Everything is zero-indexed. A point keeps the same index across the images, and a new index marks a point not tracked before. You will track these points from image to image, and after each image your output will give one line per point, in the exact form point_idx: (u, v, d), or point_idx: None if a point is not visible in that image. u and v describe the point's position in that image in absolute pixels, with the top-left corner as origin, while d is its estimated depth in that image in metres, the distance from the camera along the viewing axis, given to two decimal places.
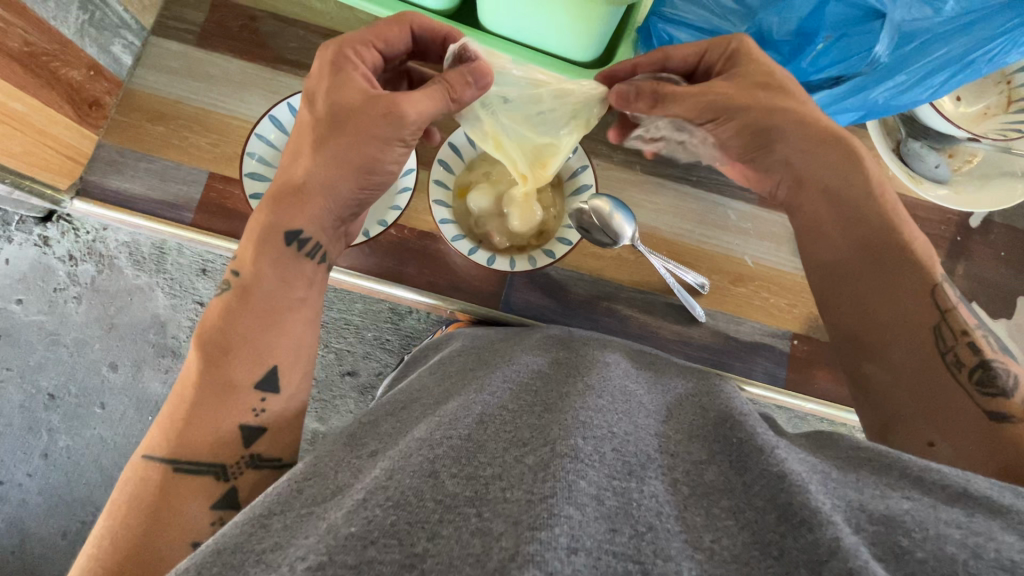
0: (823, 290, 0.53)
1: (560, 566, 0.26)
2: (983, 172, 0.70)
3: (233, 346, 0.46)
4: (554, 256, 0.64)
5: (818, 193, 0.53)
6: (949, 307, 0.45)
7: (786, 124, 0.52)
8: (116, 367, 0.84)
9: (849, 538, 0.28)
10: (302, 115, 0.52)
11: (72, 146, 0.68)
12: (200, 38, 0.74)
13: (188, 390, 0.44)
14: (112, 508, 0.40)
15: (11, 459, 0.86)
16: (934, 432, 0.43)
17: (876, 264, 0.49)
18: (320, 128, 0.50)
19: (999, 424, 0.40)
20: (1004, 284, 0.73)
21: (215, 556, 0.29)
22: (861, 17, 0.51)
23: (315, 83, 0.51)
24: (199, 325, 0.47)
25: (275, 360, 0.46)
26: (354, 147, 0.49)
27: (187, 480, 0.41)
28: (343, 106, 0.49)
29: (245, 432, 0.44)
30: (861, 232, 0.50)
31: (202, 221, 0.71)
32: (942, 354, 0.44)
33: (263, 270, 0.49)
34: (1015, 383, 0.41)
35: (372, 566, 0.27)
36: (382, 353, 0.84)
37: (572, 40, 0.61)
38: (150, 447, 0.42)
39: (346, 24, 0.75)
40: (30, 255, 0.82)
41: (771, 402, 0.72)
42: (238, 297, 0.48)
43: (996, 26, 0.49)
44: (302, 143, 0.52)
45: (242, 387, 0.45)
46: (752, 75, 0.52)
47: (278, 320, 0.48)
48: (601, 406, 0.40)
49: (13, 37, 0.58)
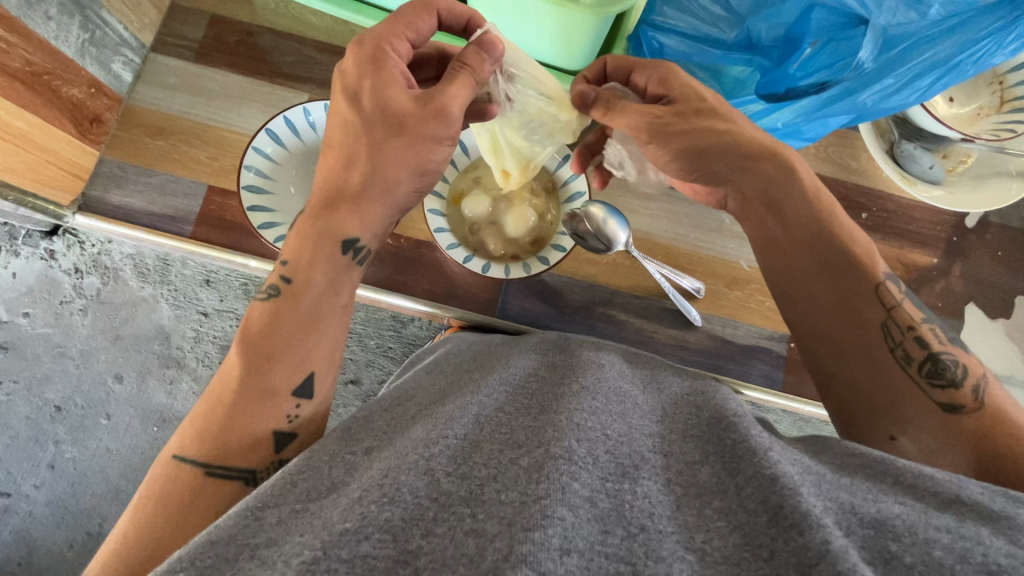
0: (785, 295, 0.52)
1: (552, 566, 0.26)
2: (977, 172, 0.70)
3: (277, 353, 0.45)
4: (548, 263, 0.65)
5: (760, 203, 0.52)
6: (894, 304, 0.47)
7: (723, 150, 0.51)
8: (121, 378, 0.85)
9: (838, 540, 0.28)
10: (338, 110, 0.49)
11: (75, 161, 0.70)
12: (199, 53, 0.75)
13: (228, 393, 0.44)
14: (140, 501, 0.41)
15: (18, 470, 0.86)
16: (893, 425, 0.44)
17: (824, 271, 0.49)
18: (375, 132, 0.48)
19: (956, 416, 0.42)
20: (1002, 283, 0.73)
21: (206, 547, 0.29)
22: (844, 24, 0.52)
23: (354, 81, 0.48)
24: (241, 325, 0.46)
25: (312, 365, 0.46)
26: (405, 151, 0.48)
27: (217, 484, 0.41)
28: (383, 108, 0.47)
29: (278, 437, 0.44)
30: (804, 235, 0.50)
31: (202, 233, 0.72)
32: (892, 350, 0.46)
33: (312, 277, 0.47)
34: (963, 373, 0.44)
35: (365, 562, 0.27)
36: (383, 361, 0.84)
37: (562, 49, 0.63)
38: (183, 448, 0.43)
39: (342, 37, 0.76)
40: (36, 269, 0.83)
41: (769, 405, 0.72)
42: (285, 302, 0.46)
43: (981, 29, 0.49)
44: (333, 138, 0.50)
45: (279, 394, 0.44)
46: (683, 100, 0.52)
47: (319, 327, 0.47)
48: (595, 408, 0.40)
49: (15, 57, 0.59)
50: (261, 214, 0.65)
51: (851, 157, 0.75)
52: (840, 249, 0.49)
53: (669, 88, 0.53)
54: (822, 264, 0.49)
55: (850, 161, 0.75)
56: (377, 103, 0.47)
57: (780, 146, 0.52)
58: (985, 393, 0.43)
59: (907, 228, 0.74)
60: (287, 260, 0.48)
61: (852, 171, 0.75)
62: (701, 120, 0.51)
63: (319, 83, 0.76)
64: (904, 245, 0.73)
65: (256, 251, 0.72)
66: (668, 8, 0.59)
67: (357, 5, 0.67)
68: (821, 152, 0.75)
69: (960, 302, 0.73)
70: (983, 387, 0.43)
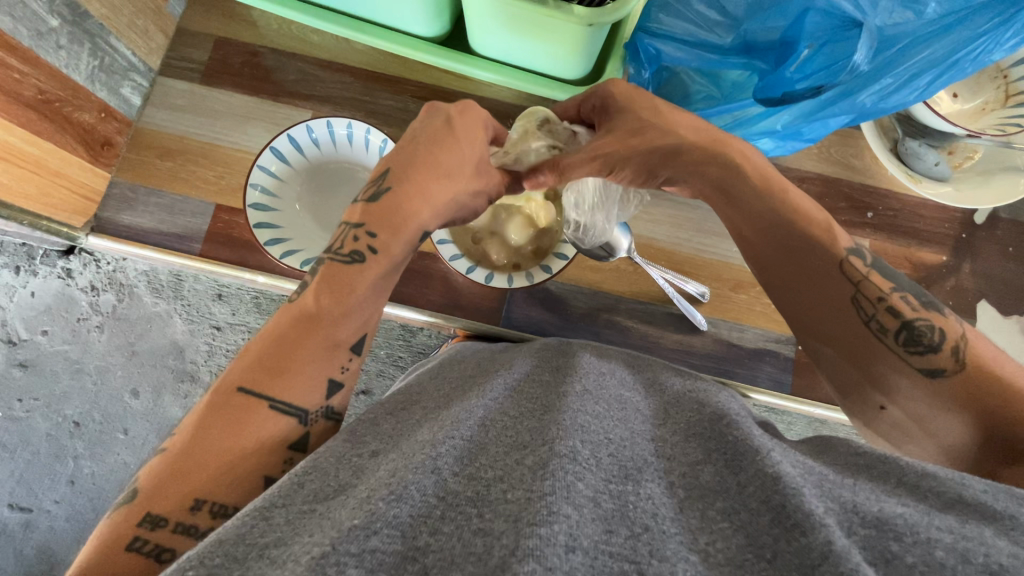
0: (766, 278, 0.52)
1: (558, 561, 0.27)
2: (985, 168, 0.69)
3: (346, 304, 0.46)
4: (551, 272, 0.66)
5: (718, 200, 0.53)
6: (860, 278, 0.47)
7: (668, 156, 0.52)
8: (137, 393, 0.87)
9: (841, 541, 0.28)
10: (435, 131, 0.51)
11: (85, 183, 0.71)
12: (204, 75, 0.77)
13: (299, 334, 0.44)
14: (198, 432, 0.39)
15: (38, 485, 0.88)
16: (882, 396, 0.45)
17: (785, 252, 0.50)
18: (460, 163, 0.51)
19: (936, 381, 0.42)
20: (1014, 280, 0.72)
21: (217, 547, 0.30)
22: (840, 27, 0.52)
23: (463, 124, 0.52)
24: (321, 266, 0.47)
25: (368, 327, 0.47)
26: (473, 181, 0.52)
27: (278, 419, 0.41)
28: (481, 155, 0.52)
29: (332, 385, 0.44)
30: (760, 222, 0.51)
31: (212, 250, 0.74)
32: (866, 323, 0.46)
33: (394, 242, 0.48)
34: (941, 335, 0.43)
35: (375, 556, 0.28)
36: (393, 371, 0.85)
37: (559, 58, 0.63)
38: (245, 378, 0.42)
39: (343, 54, 0.77)
40: (53, 288, 0.85)
41: (779, 407, 0.72)
42: (366, 260, 0.47)
43: (978, 26, 0.48)
44: (421, 144, 0.50)
45: (343, 345, 0.45)
46: (626, 117, 0.52)
47: (382, 288, 0.48)
48: (599, 412, 0.40)
49: (28, 85, 0.61)
50: (266, 230, 0.67)
51: (854, 157, 0.74)
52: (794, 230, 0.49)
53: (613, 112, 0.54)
54: (785, 249, 0.50)
55: (853, 160, 0.74)
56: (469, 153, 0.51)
57: (726, 143, 0.52)
58: (966, 352, 0.42)
59: (915, 227, 0.73)
60: (372, 220, 0.48)
61: (855, 170, 0.74)
62: (639, 136, 0.52)
63: (321, 101, 0.77)
64: (911, 244, 0.73)
65: (264, 267, 0.74)
66: (664, 15, 0.60)
67: (354, 21, 0.67)
68: (824, 153, 0.75)
69: (971, 299, 0.72)
70: (965, 347, 0.42)
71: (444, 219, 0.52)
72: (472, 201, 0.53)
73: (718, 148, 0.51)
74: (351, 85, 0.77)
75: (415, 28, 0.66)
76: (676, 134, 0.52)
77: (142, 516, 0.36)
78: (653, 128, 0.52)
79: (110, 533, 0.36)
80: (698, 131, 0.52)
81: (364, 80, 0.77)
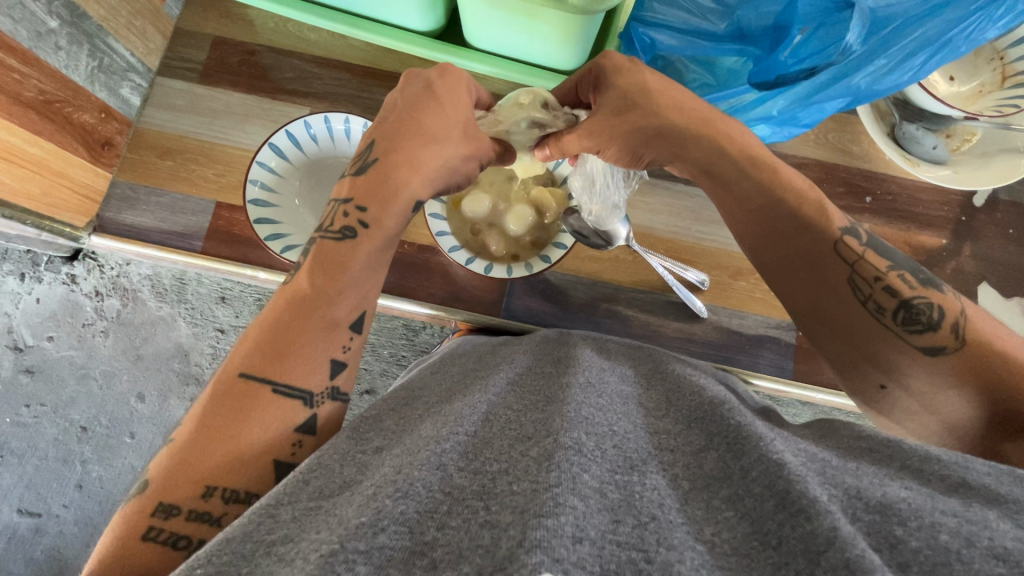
0: (765, 262, 0.52)
1: (566, 553, 0.26)
2: (983, 150, 0.69)
3: (343, 287, 0.46)
4: (549, 261, 0.67)
5: (704, 179, 0.55)
6: (856, 259, 0.47)
7: (653, 135, 0.54)
8: (143, 397, 0.87)
9: (847, 527, 0.28)
10: (416, 95, 0.51)
11: (87, 184, 0.72)
12: (202, 74, 0.77)
13: (296, 319, 0.44)
14: (202, 422, 0.40)
15: (47, 491, 0.89)
16: (882, 375, 0.45)
17: (775, 234, 0.51)
18: (447, 126, 0.51)
19: (937, 358, 0.42)
20: (1014, 262, 0.72)
21: (223, 544, 0.30)
22: (832, 8, 0.51)
23: (444, 83, 0.52)
24: (313, 250, 0.47)
25: (366, 306, 0.48)
26: (462, 146, 0.52)
27: (281, 402, 0.41)
28: (466, 116, 0.52)
29: (335, 366, 0.45)
30: (753, 204, 0.52)
31: (212, 248, 0.74)
32: (863, 303, 0.46)
33: (386, 221, 0.48)
34: (939, 313, 0.43)
35: (383, 552, 0.28)
36: (397, 369, 0.85)
37: (555, 50, 0.63)
38: (246, 364, 0.42)
39: (340, 51, 0.78)
40: (58, 293, 0.85)
41: (782, 395, 0.72)
42: (362, 243, 0.47)
43: (968, 5, 0.48)
44: (405, 112, 0.51)
45: (342, 325, 0.46)
46: (612, 97, 0.53)
47: (378, 267, 0.49)
48: (602, 405, 0.40)
49: (29, 87, 0.61)
50: (266, 225, 0.67)
51: (852, 142, 0.74)
52: (794, 212, 0.50)
53: (602, 91, 0.54)
54: (778, 231, 0.50)
55: (851, 145, 0.74)
56: (454, 115, 0.51)
57: (714, 122, 0.53)
58: (965, 329, 0.42)
59: (913, 211, 0.73)
60: (364, 206, 0.48)
61: (853, 155, 0.74)
62: (623, 119, 0.53)
63: (319, 98, 0.78)
64: (911, 227, 0.73)
65: (265, 263, 0.74)
66: (658, 3, 0.61)
67: (350, 18, 0.67)
68: (821, 138, 0.74)
69: (972, 283, 0.72)
70: (964, 324, 0.42)
71: (438, 187, 0.52)
72: (464, 166, 0.53)
73: (702, 131, 0.53)
74: (348, 82, 0.78)
75: (410, 22, 0.67)
76: (662, 115, 0.53)
77: (155, 505, 0.37)
78: (639, 109, 0.53)
79: (125, 525, 0.36)
80: (685, 111, 0.53)
81: (361, 76, 0.78)
